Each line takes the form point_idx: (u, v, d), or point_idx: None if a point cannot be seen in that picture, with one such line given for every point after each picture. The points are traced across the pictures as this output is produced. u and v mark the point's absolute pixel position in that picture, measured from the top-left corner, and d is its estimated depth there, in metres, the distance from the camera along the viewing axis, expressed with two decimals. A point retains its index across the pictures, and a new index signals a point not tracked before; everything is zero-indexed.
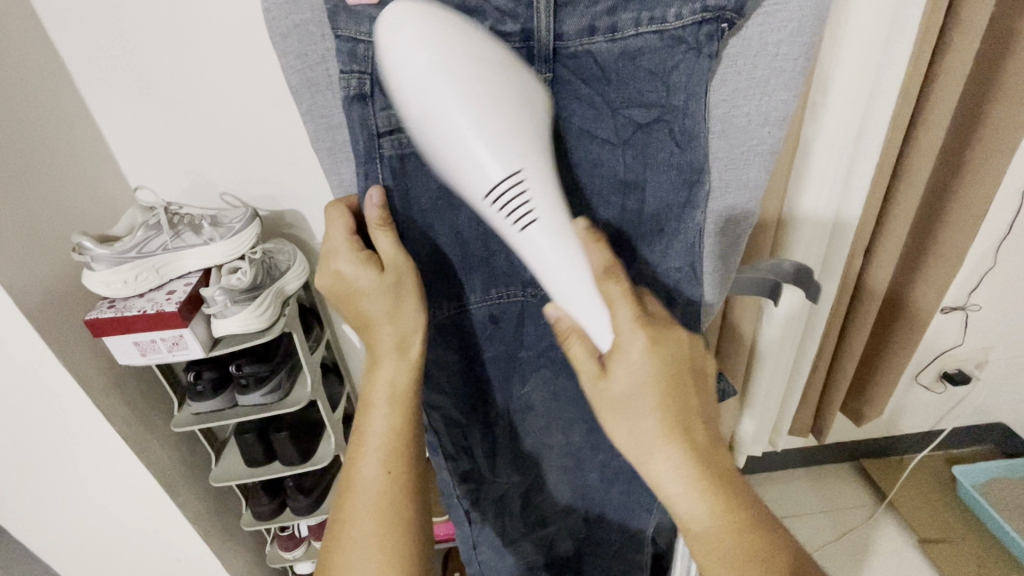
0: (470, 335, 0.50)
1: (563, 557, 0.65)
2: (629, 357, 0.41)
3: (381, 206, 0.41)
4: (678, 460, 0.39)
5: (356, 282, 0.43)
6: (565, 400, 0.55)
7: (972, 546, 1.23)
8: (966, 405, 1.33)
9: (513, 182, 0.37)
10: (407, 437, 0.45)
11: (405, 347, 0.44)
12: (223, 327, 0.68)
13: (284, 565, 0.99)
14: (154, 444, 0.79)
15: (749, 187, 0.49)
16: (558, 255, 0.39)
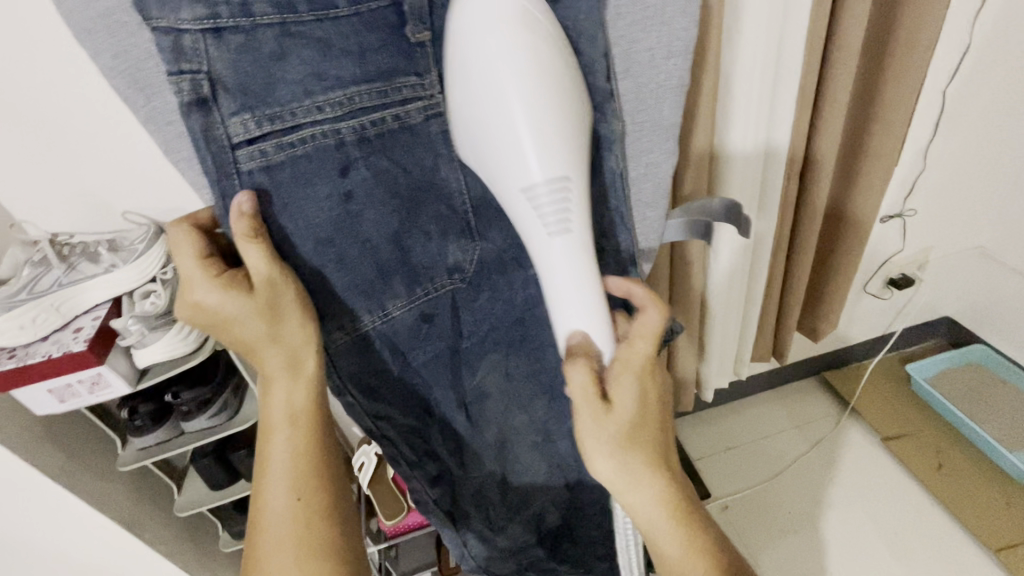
0: (407, 338, 0.49)
1: (553, 527, 0.64)
2: (629, 379, 0.46)
3: (251, 215, 0.40)
4: (658, 496, 0.48)
5: (223, 310, 0.43)
6: (520, 378, 0.55)
7: (930, 435, 1.32)
8: (912, 306, 1.39)
9: (557, 184, 0.41)
10: (309, 456, 0.48)
11: (296, 369, 0.45)
12: (146, 357, 0.64)
13: None
14: (105, 487, 0.75)
15: (663, 126, 0.49)
16: (573, 271, 0.44)
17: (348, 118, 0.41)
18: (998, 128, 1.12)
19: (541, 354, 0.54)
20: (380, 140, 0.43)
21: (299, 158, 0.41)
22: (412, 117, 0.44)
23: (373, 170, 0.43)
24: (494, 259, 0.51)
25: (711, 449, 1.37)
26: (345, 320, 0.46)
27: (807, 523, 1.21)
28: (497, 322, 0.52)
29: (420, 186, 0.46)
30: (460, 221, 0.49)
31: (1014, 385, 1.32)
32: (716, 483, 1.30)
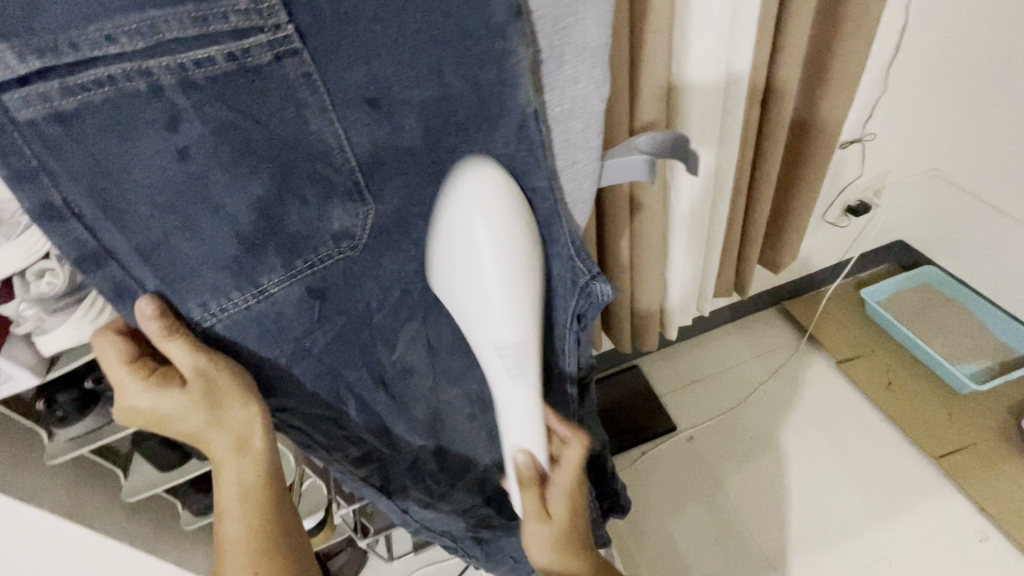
0: (295, 321, 0.43)
1: (500, 486, 0.66)
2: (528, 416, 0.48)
3: (157, 315, 0.37)
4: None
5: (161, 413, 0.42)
6: (448, 350, 0.54)
7: (880, 355, 1.37)
8: (868, 232, 1.41)
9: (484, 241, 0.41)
10: (265, 529, 0.50)
11: (243, 446, 0.45)
12: (50, 343, 0.56)
13: None
14: (38, 480, 0.70)
15: (592, 49, 0.42)
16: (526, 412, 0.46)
17: (160, 53, 0.32)
18: (958, 42, 1.09)
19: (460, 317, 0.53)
20: (213, 85, 0.34)
21: (99, 106, 0.32)
22: (254, 54, 0.34)
23: (213, 125, 0.35)
24: (393, 216, 0.44)
25: (676, 383, 1.40)
26: (208, 303, 0.39)
27: (766, 445, 1.26)
28: (409, 287, 0.48)
29: (285, 143, 0.37)
30: (344, 179, 0.40)
31: (959, 303, 1.38)
32: (681, 416, 1.34)
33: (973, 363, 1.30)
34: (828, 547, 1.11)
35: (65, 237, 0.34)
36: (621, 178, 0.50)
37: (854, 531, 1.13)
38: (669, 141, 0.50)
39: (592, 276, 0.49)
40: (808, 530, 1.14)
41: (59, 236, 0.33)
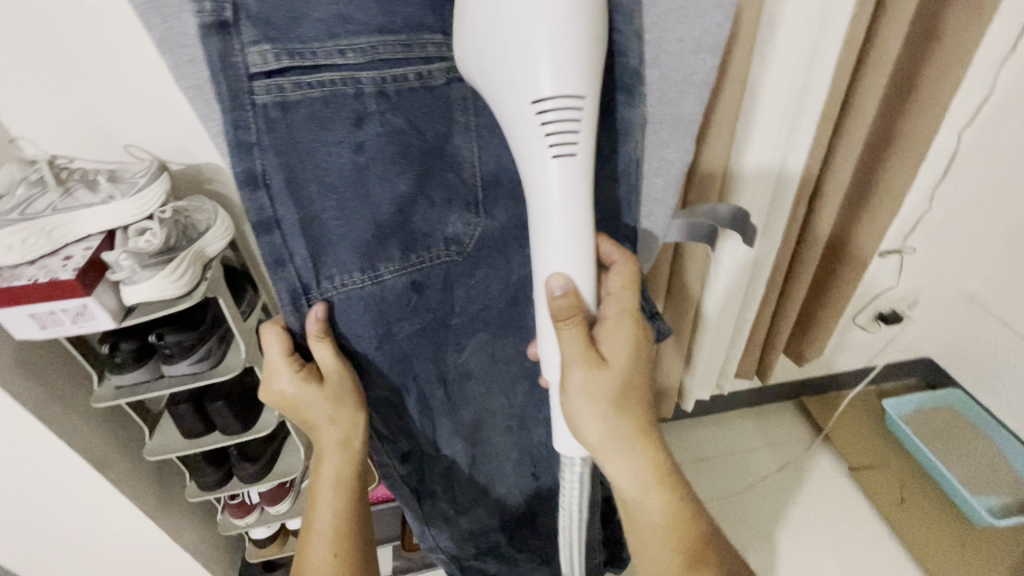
0: (392, 307, 0.47)
1: (517, 511, 0.70)
2: (610, 344, 0.49)
3: (323, 318, 0.45)
4: (636, 470, 0.52)
5: (302, 401, 0.52)
6: (503, 359, 0.57)
7: (896, 470, 1.34)
8: (896, 343, 1.41)
9: (572, 109, 0.39)
10: (348, 516, 0.59)
11: (347, 446, 0.54)
12: (134, 294, 0.63)
13: (238, 530, 1.00)
14: (77, 421, 0.75)
15: (685, 123, 0.48)
16: (566, 203, 0.42)
17: (369, 68, 0.40)
18: (1006, 179, 1.13)
19: (523, 338, 0.56)
20: (397, 97, 0.41)
21: (310, 100, 0.39)
22: (434, 76, 0.42)
23: (387, 126, 0.41)
24: (496, 237, 0.49)
25: (683, 457, 1.39)
26: (334, 275, 0.44)
27: (765, 539, 1.23)
28: (490, 303, 0.52)
29: (432, 152, 0.44)
30: (468, 189, 0.47)
31: (982, 432, 1.36)
32: None
33: (991, 496, 1.26)
34: None
35: (250, 202, 0.40)
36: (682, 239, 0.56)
37: None
38: (728, 216, 0.55)
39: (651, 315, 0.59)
40: None
41: (248, 201, 0.40)
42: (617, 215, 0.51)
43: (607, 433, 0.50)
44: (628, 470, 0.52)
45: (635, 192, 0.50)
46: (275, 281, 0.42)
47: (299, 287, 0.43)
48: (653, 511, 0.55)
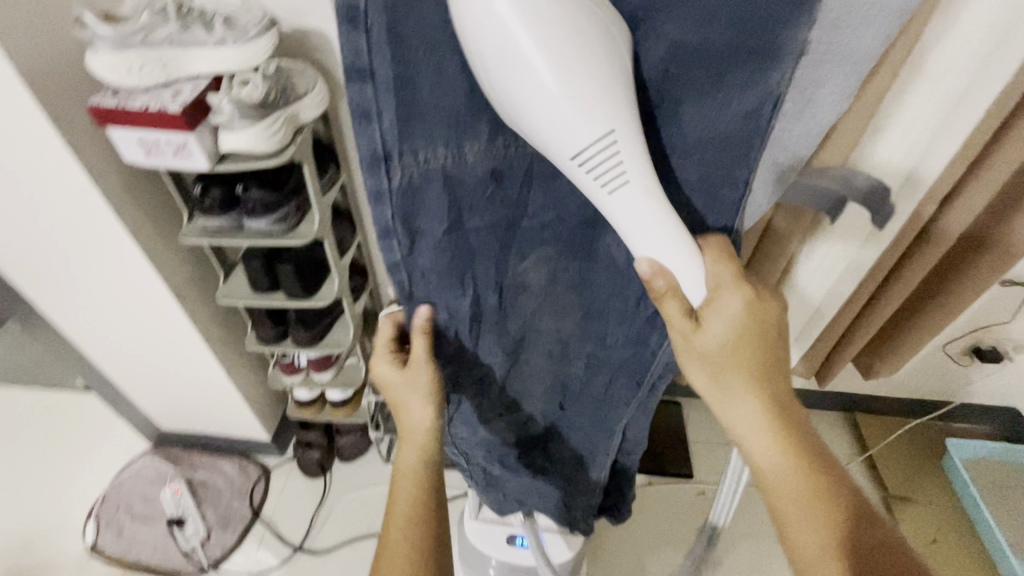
0: (469, 190, 0.46)
1: (535, 432, 0.73)
2: (724, 310, 0.47)
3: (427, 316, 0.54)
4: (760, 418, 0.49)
5: (393, 380, 0.61)
6: (563, 285, 0.56)
7: (935, 510, 1.26)
8: (984, 383, 1.28)
9: (603, 144, 0.37)
10: (422, 506, 0.60)
11: (427, 432, 0.62)
12: (229, 142, 0.65)
13: (283, 386, 1.09)
14: (163, 249, 0.82)
15: (860, 54, 0.37)
16: (646, 215, 0.41)
17: None
18: None
19: (587, 263, 0.54)
20: None
21: None
22: None
23: None
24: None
25: (710, 435, 1.36)
26: (418, 140, 0.43)
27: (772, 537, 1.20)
28: (564, 216, 0.50)
29: None
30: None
31: None
32: (699, 467, 1.31)
33: None
34: None
35: (349, 44, 0.38)
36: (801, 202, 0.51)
37: None
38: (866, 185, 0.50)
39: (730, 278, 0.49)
40: None
41: (348, 41, 0.38)
42: (735, 157, 0.43)
43: (738, 385, 0.49)
44: (758, 437, 0.49)
45: (762, 133, 0.41)
46: (358, 135, 0.42)
47: (381, 146, 0.42)
48: (797, 491, 0.48)
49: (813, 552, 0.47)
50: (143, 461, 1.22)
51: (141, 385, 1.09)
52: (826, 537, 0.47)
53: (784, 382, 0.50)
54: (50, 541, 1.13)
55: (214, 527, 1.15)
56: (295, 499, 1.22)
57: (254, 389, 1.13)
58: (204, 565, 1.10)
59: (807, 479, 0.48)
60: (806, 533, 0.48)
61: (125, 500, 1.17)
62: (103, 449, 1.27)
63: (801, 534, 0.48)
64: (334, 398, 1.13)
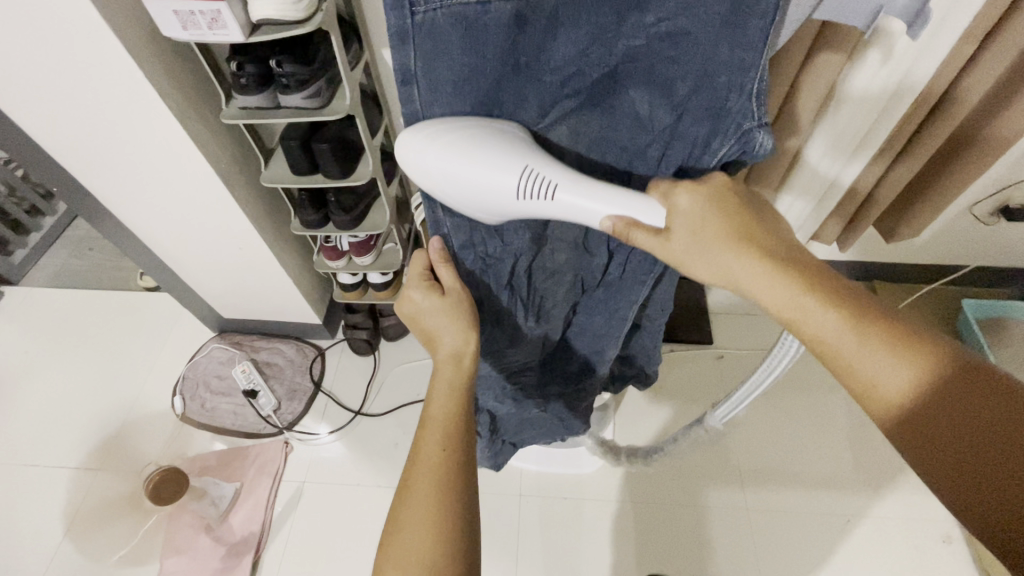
0: (491, 38, 0.43)
1: (554, 340, 0.81)
2: (685, 210, 0.49)
3: (440, 246, 0.61)
4: (754, 264, 0.47)
5: (423, 307, 0.63)
6: (583, 145, 0.53)
7: None
8: (1006, 243, 1.29)
9: (526, 172, 0.47)
10: (452, 430, 0.56)
11: (458, 356, 0.61)
12: (260, 10, 0.66)
13: (328, 270, 1.18)
14: (206, 135, 0.87)
15: None
16: (586, 197, 0.47)
17: None
18: None
19: (609, 116, 0.51)
20: None
21: None
22: None
23: None
24: None
25: (729, 308, 1.42)
26: None
27: (786, 394, 1.27)
28: (585, 69, 0.47)
29: None
30: None
31: None
32: (721, 335, 1.38)
33: None
34: (795, 486, 1.16)
35: None
36: (833, 17, 0.51)
37: (821, 487, 1.16)
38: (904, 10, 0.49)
39: (761, 127, 0.49)
40: (788, 470, 1.18)
41: None
42: None
43: (740, 263, 0.48)
44: (789, 300, 0.46)
45: None
46: None
47: None
48: (844, 334, 0.44)
49: (904, 392, 0.42)
50: (212, 346, 1.36)
51: (199, 275, 1.19)
52: (917, 379, 0.42)
53: (777, 238, 0.49)
54: (144, 415, 1.29)
55: (284, 398, 1.30)
56: (349, 374, 1.35)
57: (301, 274, 1.22)
58: (281, 427, 1.26)
59: (840, 312, 0.44)
60: (870, 362, 0.43)
61: (202, 378, 1.32)
62: (174, 339, 1.41)
63: (866, 368, 0.43)
64: (376, 281, 1.22)
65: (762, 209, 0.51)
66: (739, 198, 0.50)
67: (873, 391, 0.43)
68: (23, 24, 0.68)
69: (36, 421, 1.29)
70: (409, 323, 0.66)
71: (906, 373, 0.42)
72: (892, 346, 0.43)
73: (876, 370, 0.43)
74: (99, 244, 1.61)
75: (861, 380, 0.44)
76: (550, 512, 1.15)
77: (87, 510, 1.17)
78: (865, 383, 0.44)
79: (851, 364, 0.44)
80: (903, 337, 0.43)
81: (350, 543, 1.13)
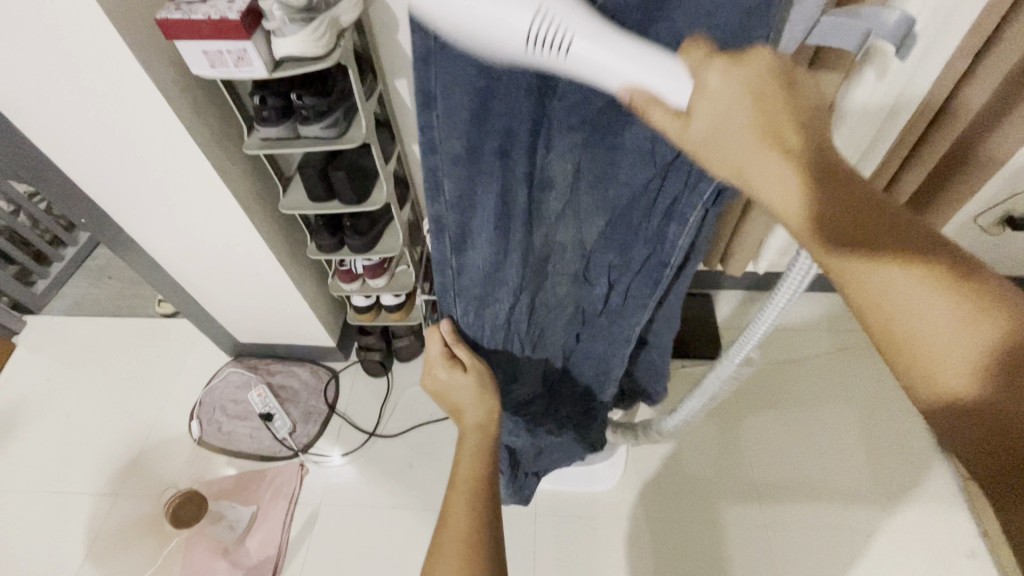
0: (502, 61, 0.40)
1: (557, 369, 0.84)
2: (715, 94, 0.37)
3: (449, 330, 0.67)
4: (785, 166, 0.37)
5: (447, 383, 0.69)
6: (587, 180, 0.55)
7: None
8: (1013, 251, 1.29)
9: (542, 16, 0.34)
10: (478, 490, 0.59)
11: (484, 427, 0.67)
12: (283, 48, 0.70)
13: (342, 293, 1.20)
14: (228, 165, 0.91)
15: None
16: (616, 57, 0.36)
17: None
18: None
19: (611, 151, 0.52)
20: None
21: None
22: None
23: None
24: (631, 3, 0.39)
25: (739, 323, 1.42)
26: None
27: (800, 407, 1.27)
28: (593, 96, 0.46)
29: None
30: None
31: None
32: (731, 350, 1.38)
33: None
34: (812, 500, 1.15)
35: None
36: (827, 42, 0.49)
37: (839, 501, 1.14)
38: (898, 26, 0.48)
39: None
40: (804, 484, 1.17)
41: None
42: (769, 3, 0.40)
43: (792, 175, 0.37)
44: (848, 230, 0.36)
45: None
46: None
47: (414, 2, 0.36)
48: (901, 275, 0.36)
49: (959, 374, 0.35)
50: (229, 370, 1.38)
51: (218, 300, 1.22)
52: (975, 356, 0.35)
53: (814, 130, 0.38)
54: (162, 439, 1.31)
55: (299, 420, 1.32)
56: (363, 395, 1.37)
57: (317, 297, 1.25)
58: (296, 449, 1.27)
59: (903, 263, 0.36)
60: (923, 324, 0.36)
61: (218, 402, 1.34)
62: (191, 364, 1.44)
63: (924, 332, 0.36)
64: (389, 302, 1.24)
65: (815, 101, 0.39)
66: (783, 81, 0.38)
67: (917, 351, 0.36)
68: (62, 67, 0.73)
69: (55, 448, 1.31)
70: (435, 397, 0.72)
71: (967, 335, 0.35)
72: (956, 299, 0.35)
73: (930, 326, 0.36)
74: (119, 273, 1.65)
75: (904, 334, 0.37)
76: (566, 531, 1.14)
77: (106, 536, 1.18)
78: (921, 351, 0.36)
79: (897, 314, 0.36)
80: (977, 292, 0.35)
81: (367, 564, 1.13)
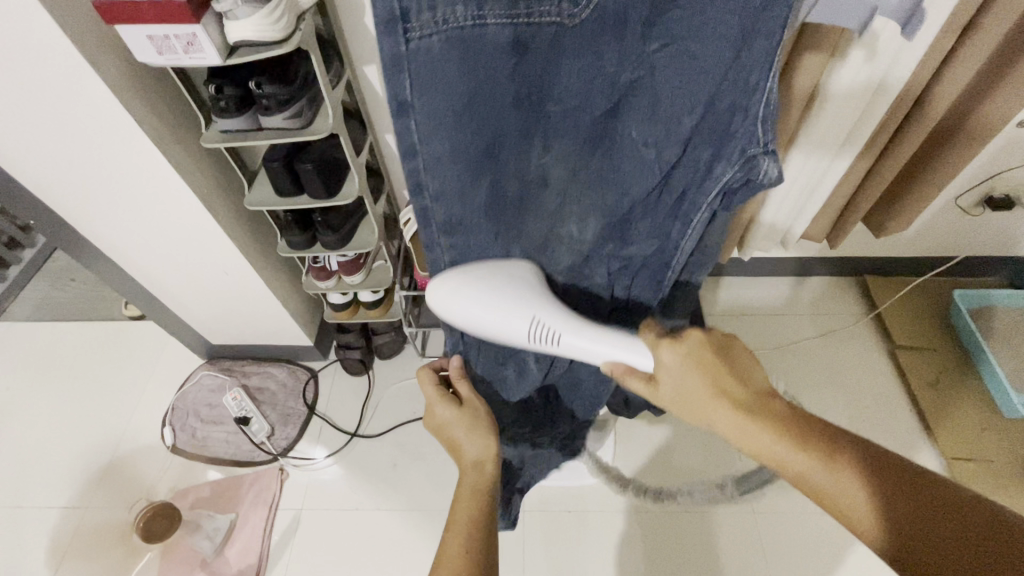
0: (489, 62, 0.44)
1: (560, 368, 0.82)
2: (671, 368, 0.54)
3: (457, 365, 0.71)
4: (725, 411, 0.50)
5: (444, 417, 0.67)
6: (585, 171, 0.55)
7: (944, 355, 1.28)
8: (994, 231, 1.29)
9: (533, 324, 0.57)
10: (473, 535, 0.56)
11: (482, 464, 0.64)
12: (236, 32, 0.65)
13: (317, 291, 1.16)
14: (186, 160, 0.86)
15: None
16: (596, 344, 0.58)
17: None
18: None
19: (605, 143, 0.53)
20: None
21: None
22: None
23: None
24: (616, 14, 0.44)
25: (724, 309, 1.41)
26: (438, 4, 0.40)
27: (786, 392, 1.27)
28: (589, 99, 0.49)
29: None
30: None
31: None
32: None
33: None
34: None
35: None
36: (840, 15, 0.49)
37: None
38: None
39: (766, 149, 0.49)
40: None
41: None
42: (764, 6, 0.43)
43: (725, 413, 0.50)
44: (749, 439, 0.49)
45: None
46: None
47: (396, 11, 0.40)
48: (799, 457, 0.47)
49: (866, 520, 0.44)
50: (202, 374, 1.33)
51: (185, 302, 1.17)
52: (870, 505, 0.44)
53: (744, 384, 0.52)
54: (133, 448, 1.26)
55: (277, 423, 1.27)
56: (343, 395, 1.33)
57: (290, 296, 1.20)
58: (275, 453, 1.23)
59: (792, 443, 0.47)
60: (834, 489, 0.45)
61: (192, 407, 1.29)
62: (161, 369, 1.38)
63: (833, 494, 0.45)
64: (367, 299, 1.20)
65: (740, 357, 0.54)
66: (713, 349, 0.54)
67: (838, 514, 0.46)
68: None
69: (19, 460, 1.25)
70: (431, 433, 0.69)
71: (834, 473, 0.45)
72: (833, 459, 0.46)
73: (836, 488, 0.45)
74: (81, 275, 1.57)
75: (800, 481, 0.47)
76: (555, 527, 1.13)
77: (77, 550, 1.13)
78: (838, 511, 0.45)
79: (821, 486, 0.46)
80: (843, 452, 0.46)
81: (352, 569, 1.10)
